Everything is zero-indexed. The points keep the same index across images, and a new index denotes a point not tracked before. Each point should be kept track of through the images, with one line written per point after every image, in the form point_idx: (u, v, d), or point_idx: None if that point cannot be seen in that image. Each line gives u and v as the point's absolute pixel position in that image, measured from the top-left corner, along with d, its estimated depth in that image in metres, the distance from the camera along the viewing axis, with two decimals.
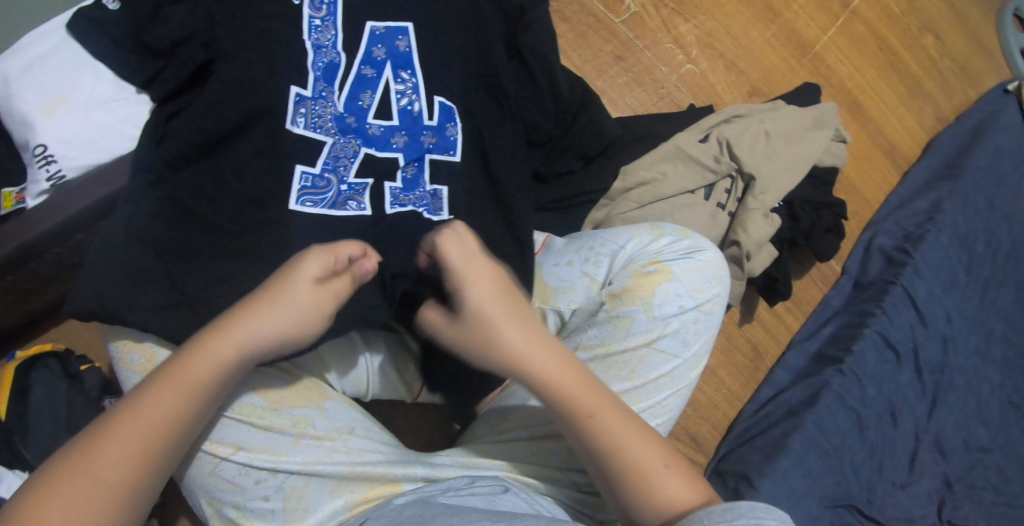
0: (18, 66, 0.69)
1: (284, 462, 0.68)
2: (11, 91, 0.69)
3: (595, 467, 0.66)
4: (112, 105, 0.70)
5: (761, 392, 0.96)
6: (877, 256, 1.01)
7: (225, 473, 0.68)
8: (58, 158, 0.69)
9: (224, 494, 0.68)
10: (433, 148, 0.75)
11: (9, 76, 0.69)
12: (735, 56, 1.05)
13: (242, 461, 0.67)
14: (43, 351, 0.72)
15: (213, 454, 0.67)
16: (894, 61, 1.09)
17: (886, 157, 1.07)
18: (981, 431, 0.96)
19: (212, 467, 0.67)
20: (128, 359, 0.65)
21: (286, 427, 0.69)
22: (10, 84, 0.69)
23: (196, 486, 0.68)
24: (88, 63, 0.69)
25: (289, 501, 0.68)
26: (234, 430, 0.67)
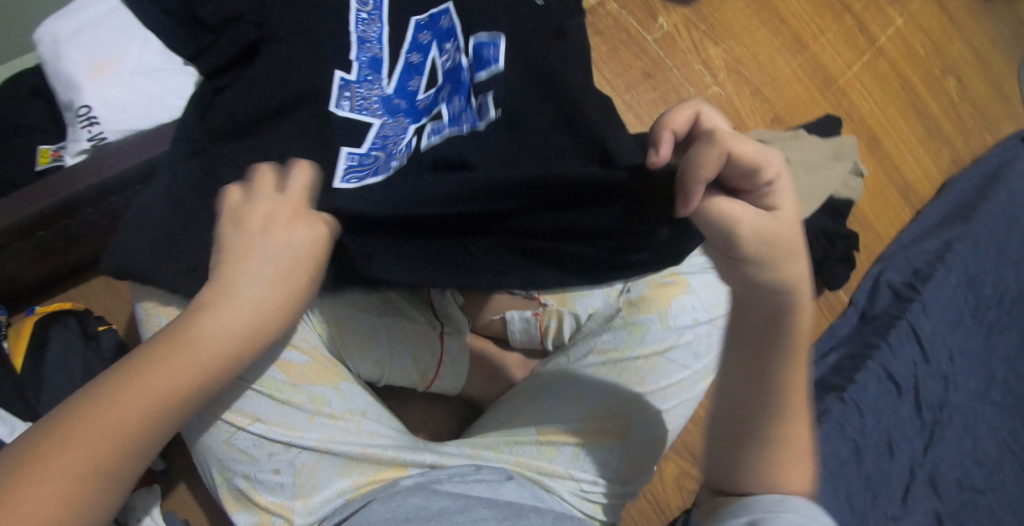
0: (69, 29, 0.72)
1: (299, 437, 0.71)
2: (61, 52, 0.71)
3: (741, 414, 0.63)
4: (159, 74, 0.73)
5: None
6: (886, 290, 1.03)
7: (240, 443, 0.70)
8: (101, 121, 0.71)
9: (236, 464, 0.70)
10: (475, 69, 0.69)
11: (60, 39, 0.72)
12: (760, 82, 1.07)
13: (258, 432, 0.70)
14: (64, 309, 0.73)
15: (231, 424, 0.69)
16: (915, 101, 1.11)
17: (901, 193, 1.09)
18: (975, 471, 0.97)
19: (228, 435, 0.69)
20: (153, 322, 0.66)
21: (303, 403, 0.72)
22: (60, 47, 0.72)
23: (208, 453, 0.70)
24: (139, 34, 0.73)
25: (299, 477, 0.71)
26: (253, 402, 0.70)
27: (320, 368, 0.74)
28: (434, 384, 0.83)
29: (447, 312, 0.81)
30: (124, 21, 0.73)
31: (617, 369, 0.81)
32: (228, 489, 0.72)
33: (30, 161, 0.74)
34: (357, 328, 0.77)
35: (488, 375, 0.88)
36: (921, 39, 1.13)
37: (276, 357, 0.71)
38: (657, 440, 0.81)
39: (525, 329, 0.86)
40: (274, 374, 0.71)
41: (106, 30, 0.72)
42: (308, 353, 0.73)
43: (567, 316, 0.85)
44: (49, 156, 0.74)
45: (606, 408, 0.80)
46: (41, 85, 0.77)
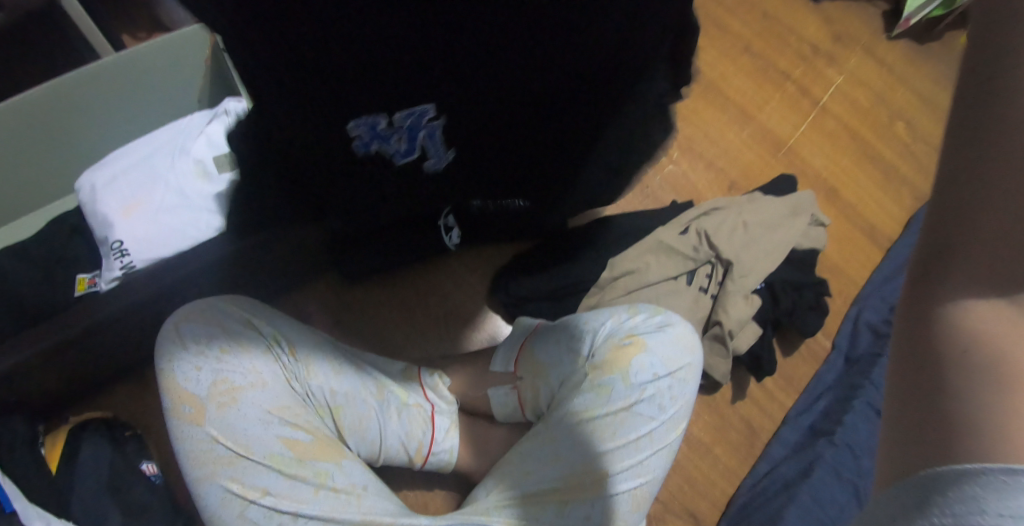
0: (106, 178, 0.89)
1: (306, 507, 0.79)
2: (98, 198, 0.87)
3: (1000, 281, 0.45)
4: (176, 211, 0.88)
5: (757, 467, 0.99)
6: (865, 332, 1.05)
7: (252, 516, 0.77)
8: (131, 252, 0.85)
9: None
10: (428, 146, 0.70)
11: (98, 186, 0.88)
12: (713, 155, 1.15)
13: (269, 504, 0.78)
14: (93, 418, 0.86)
15: (242, 498, 0.77)
16: (867, 149, 1.17)
17: (868, 236, 1.13)
18: None
19: (241, 509, 0.77)
20: (180, 409, 0.78)
21: (308, 477, 0.80)
22: (98, 192, 0.88)
23: None
24: (162, 178, 0.89)
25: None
26: (264, 476, 0.78)
27: (323, 447, 0.83)
28: (428, 459, 0.91)
29: (438, 391, 0.93)
30: (149, 166, 0.90)
31: (590, 427, 0.86)
32: None
33: (69, 289, 0.86)
34: (354, 411, 0.87)
35: (477, 452, 0.93)
36: (864, 91, 1.20)
37: (284, 436, 0.80)
38: (635, 491, 0.85)
39: (507, 402, 0.93)
40: (281, 452, 0.80)
41: (137, 174, 0.89)
42: (313, 433, 0.83)
43: (541, 386, 0.91)
44: (85, 283, 0.86)
45: (582, 465, 0.84)
46: (80, 225, 0.90)
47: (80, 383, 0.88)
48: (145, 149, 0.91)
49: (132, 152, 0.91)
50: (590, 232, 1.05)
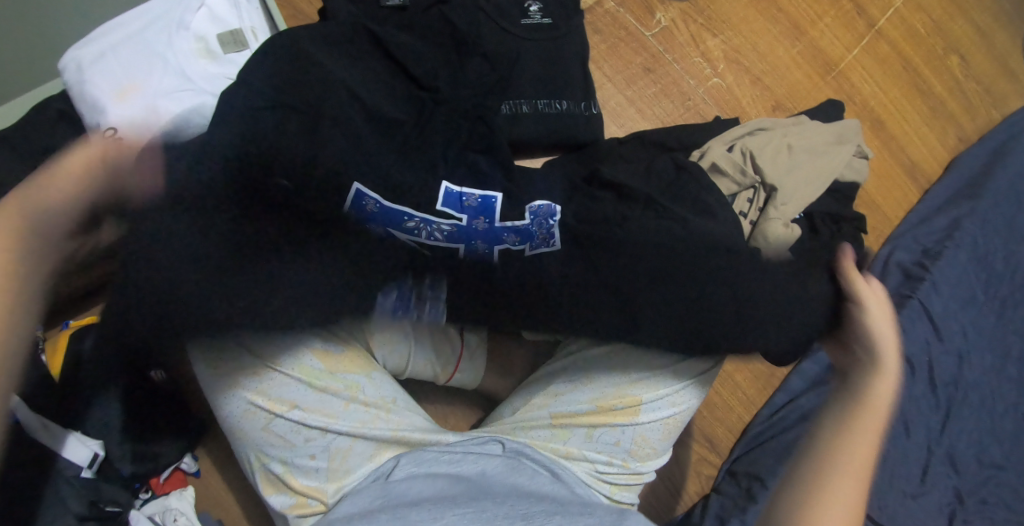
0: (92, 54, 0.80)
1: (336, 423, 0.77)
2: (85, 76, 0.79)
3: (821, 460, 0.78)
4: (179, 94, 0.80)
5: (776, 398, 0.99)
6: (895, 271, 1.03)
7: (278, 429, 0.76)
8: (124, 141, 0.78)
9: (274, 449, 0.77)
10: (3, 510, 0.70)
11: (85, 64, 0.79)
12: (760, 71, 1.09)
13: (296, 418, 0.76)
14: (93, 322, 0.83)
15: (270, 412, 0.76)
16: (917, 81, 1.13)
17: (906, 173, 1.10)
18: (995, 448, 0.98)
19: (266, 422, 0.76)
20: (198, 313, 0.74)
21: (339, 390, 0.78)
22: (84, 72, 0.79)
23: (247, 440, 0.77)
24: (160, 56, 0.81)
25: (333, 461, 0.78)
26: (292, 389, 0.76)
27: (353, 358, 0.80)
28: (454, 377, 0.87)
29: None
30: (145, 42, 0.81)
31: (625, 353, 0.83)
32: (265, 473, 0.79)
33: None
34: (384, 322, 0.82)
35: (502, 372, 0.91)
36: (921, 17, 1.15)
37: (312, 345, 0.77)
38: (667, 420, 0.84)
39: None
40: (311, 362, 0.77)
41: (133, 50, 0.81)
42: (344, 342, 0.79)
43: None
44: None
45: (616, 390, 0.82)
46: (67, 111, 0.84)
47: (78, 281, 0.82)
48: (140, 22, 0.82)
49: (125, 26, 0.81)
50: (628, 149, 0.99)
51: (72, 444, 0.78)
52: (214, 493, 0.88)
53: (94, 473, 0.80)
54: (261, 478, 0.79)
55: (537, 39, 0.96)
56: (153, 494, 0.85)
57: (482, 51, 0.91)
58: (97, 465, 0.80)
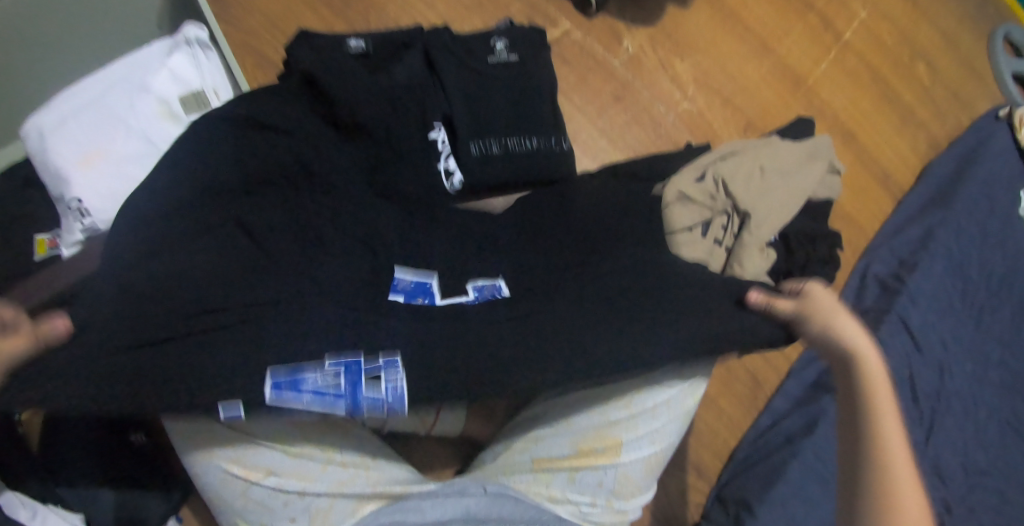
0: (53, 121, 0.78)
1: (313, 485, 0.78)
2: (48, 145, 0.77)
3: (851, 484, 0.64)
4: (143, 159, 0.80)
5: (761, 420, 1.00)
6: (872, 285, 1.03)
7: (255, 495, 0.76)
8: (91, 211, 0.77)
9: (254, 514, 0.78)
10: None
11: (47, 131, 0.77)
12: (730, 92, 1.09)
13: (273, 484, 0.76)
14: None
15: (246, 480, 0.76)
16: (885, 91, 1.13)
17: (880, 184, 1.11)
18: (980, 455, 0.99)
19: (243, 489, 0.76)
20: None
21: (314, 454, 0.78)
22: (46, 139, 0.78)
23: (228, 508, 0.77)
24: (122, 121, 0.80)
25: (314, 522, 0.79)
26: (267, 457, 0.76)
27: (329, 420, 0.79)
28: (435, 428, 0.87)
29: None
30: (106, 108, 0.80)
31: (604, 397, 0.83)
32: None
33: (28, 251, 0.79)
34: None
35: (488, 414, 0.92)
36: (887, 26, 1.15)
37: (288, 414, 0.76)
38: (650, 458, 0.85)
39: None
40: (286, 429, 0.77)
41: (94, 115, 0.79)
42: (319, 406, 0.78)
43: None
44: (45, 246, 0.79)
45: (596, 432, 0.83)
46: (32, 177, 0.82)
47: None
48: (101, 85, 0.81)
49: (85, 91, 0.80)
50: (600, 181, 0.99)
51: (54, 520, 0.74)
52: None
53: None
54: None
55: (506, 76, 0.96)
56: None
57: (448, 112, 0.91)
58: None
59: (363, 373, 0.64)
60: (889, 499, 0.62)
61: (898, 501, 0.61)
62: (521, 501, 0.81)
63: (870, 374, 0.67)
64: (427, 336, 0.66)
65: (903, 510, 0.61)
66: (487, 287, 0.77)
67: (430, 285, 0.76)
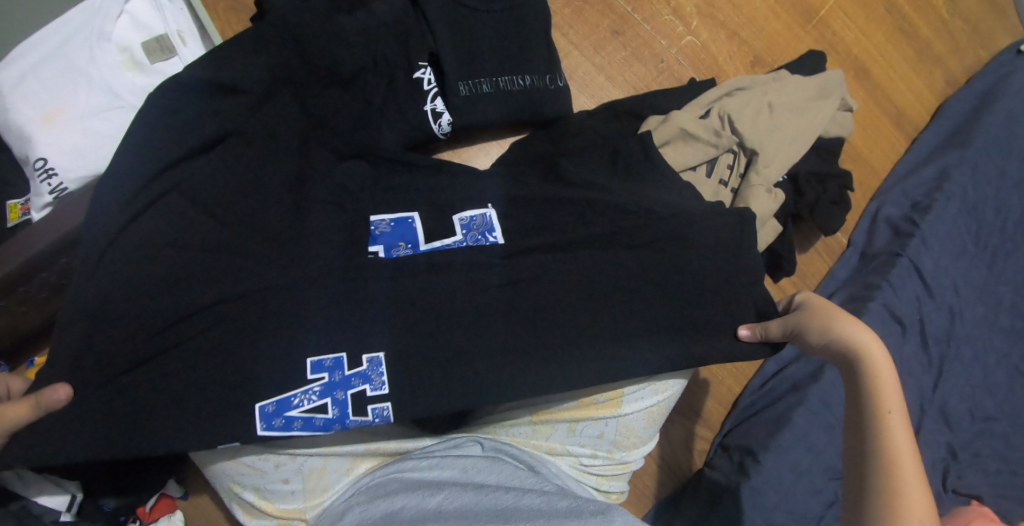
0: (11, 78, 0.72)
1: (304, 447, 0.75)
2: (8, 103, 0.72)
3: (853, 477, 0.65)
4: (109, 113, 0.75)
5: (766, 367, 0.98)
6: (883, 227, 1.01)
7: (245, 458, 0.74)
8: (58, 171, 0.72)
9: (245, 478, 0.75)
10: None
11: (4, 90, 0.72)
12: (736, 25, 1.03)
13: (262, 448, 0.74)
14: None
15: (234, 443, 0.73)
16: (900, 22, 1.07)
17: (893, 122, 1.06)
18: (987, 400, 0.97)
19: (233, 453, 0.74)
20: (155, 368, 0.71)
21: None
22: (5, 96, 0.72)
23: (219, 472, 0.75)
24: (83, 73, 0.74)
25: (309, 482, 0.77)
26: None
27: None
28: None
29: None
30: (65, 60, 0.74)
31: None
32: (241, 502, 0.78)
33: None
34: None
35: None
36: None
37: None
38: (653, 408, 0.82)
39: None
40: None
41: (52, 69, 0.74)
42: None
43: None
44: (18, 212, 0.74)
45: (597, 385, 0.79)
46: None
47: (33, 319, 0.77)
48: (57, 35, 0.74)
49: (40, 42, 0.74)
50: (600, 119, 0.93)
51: (46, 489, 0.76)
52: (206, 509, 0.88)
53: (74, 516, 0.77)
54: (239, 504, 0.79)
55: (495, 10, 0.88)
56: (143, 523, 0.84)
57: (433, 50, 0.85)
58: (76, 507, 0.77)
59: (347, 395, 0.70)
60: (895, 489, 0.63)
61: (905, 492, 0.63)
62: (517, 459, 0.79)
63: (873, 370, 0.68)
64: (409, 345, 0.72)
65: (901, 495, 0.62)
66: (475, 220, 0.79)
67: (413, 223, 0.78)
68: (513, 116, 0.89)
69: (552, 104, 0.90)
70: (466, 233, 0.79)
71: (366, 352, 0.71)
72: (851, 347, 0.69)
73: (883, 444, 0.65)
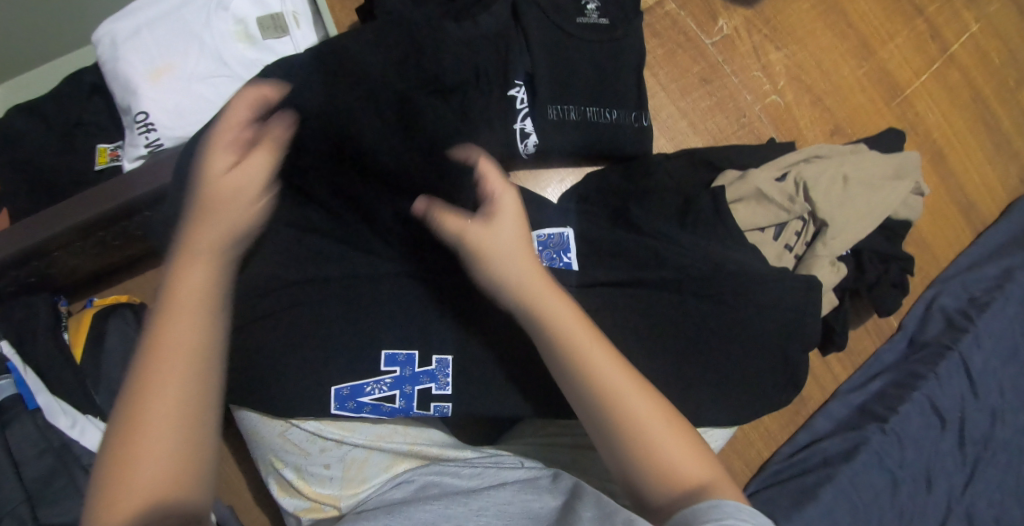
0: (127, 30, 0.74)
1: (351, 436, 0.75)
2: (120, 54, 0.74)
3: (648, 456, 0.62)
4: (214, 80, 0.75)
5: (798, 437, 0.97)
6: (937, 317, 1.00)
7: (294, 437, 0.75)
8: (158, 127, 0.73)
9: (288, 456, 0.76)
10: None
11: (119, 40, 0.74)
12: (822, 91, 1.02)
13: (311, 430, 0.75)
14: (120, 301, 0.81)
15: (286, 421, 0.74)
16: (985, 113, 1.06)
17: (963, 213, 1.05)
18: (1016, 509, 0.96)
19: (282, 430, 0.74)
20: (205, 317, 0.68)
21: None
22: (119, 47, 0.74)
23: (264, 446, 0.76)
24: (196, 37, 0.75)
25: (349, 471, 0.76)
26: None
27: None
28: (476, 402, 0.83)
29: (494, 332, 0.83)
30: (181, 20, 0.75)
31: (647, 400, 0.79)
32: (278, 480, 0.78)
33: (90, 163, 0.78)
34: None
35: None
36: (998, 45, 1.08)
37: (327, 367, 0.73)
38: None
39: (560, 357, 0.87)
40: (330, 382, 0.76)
41: (167, 28, 0.75)
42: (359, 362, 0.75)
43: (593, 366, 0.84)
44: (106, 156, 0.78)
45: None
46: (99, 84, 0.80)
47: (104, 260, 0.79)
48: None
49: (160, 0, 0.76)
50: (677, 164, 0.93)
51: (91, 431, 0.74)
52: (226, 485, 0.88)
53: None
54: (275, 481, 0.78)
55: (594, 39, 0.88)
56: None
57: (529, 71, 0.85)
58: None
59: (414, 390, 0.71)
60: (698, 488, 0.60)
61: (694, 479, 0.61)
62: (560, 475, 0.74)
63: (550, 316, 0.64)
64: (467, 363, 0.72)
65: (694, 477, 0.61)
66: (553, 239, 0.78)
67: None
68: (596, 147, 0.89)
69: (634, 140, 0.90)
70: (543, 247, 0.77)
71: (435, 353, 0.72)
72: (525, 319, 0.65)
73: (616, 417, 0.62)
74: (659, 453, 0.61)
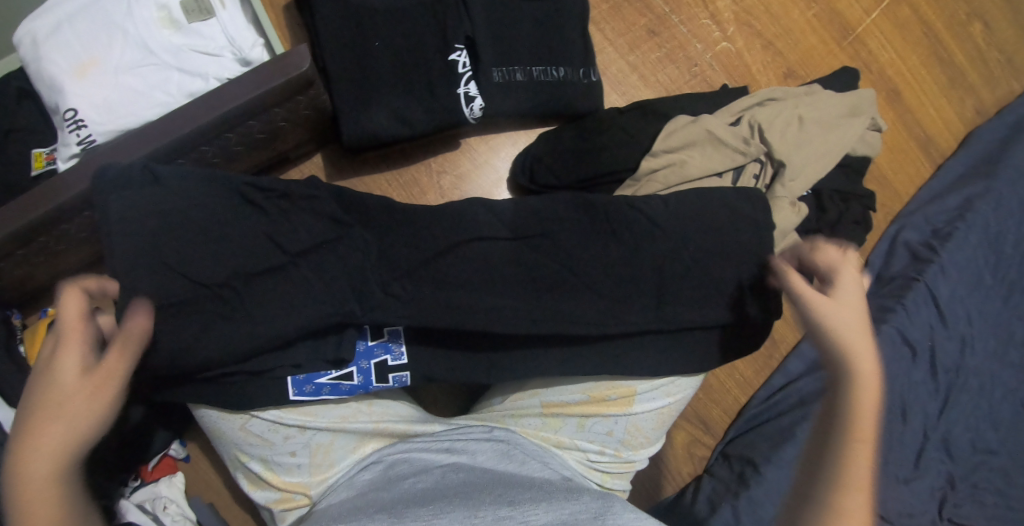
0: (47, 28, 0.76)
1: (314, 421, 0.76)
2: (42, 53, 0.75)
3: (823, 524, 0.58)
4: (141, 70, 0.76)
5: (773, 380, 0.97)
6: (902, 251, 1.01)
7: (255, 429, 0.75)
8: (88, 123, 0.74)
9: (253, 448, 0.76)
10: None
11: (40, 39, 0.76)
12: (773, 35, 1.02)
13: (273, 418, 0.75)
14: None
15: (245, 413, 0.75)
16: (937, 48, 1.06)
17: (921, 148, 1.06)
18: (991, 434, 0.96)
19: (243, 422, 0.75)
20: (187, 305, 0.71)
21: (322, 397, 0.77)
22: (41, 47, 0.76)
23: (227, 441, 0.76)
24: (119, 27, 0.76)
25: (315, 457, 0.77)
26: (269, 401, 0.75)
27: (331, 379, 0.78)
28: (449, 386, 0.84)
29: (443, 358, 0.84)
30: (99, 12, 0.77)
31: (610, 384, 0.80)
32: (247, 475, 0.78)
33: (26, 166, 0.78)
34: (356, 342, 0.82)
35: None
36: None
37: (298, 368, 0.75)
38: (663, 410, 0.82)
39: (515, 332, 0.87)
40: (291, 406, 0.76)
41: (89, 22, 0.76)
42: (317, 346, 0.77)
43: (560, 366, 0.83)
44: (42, 160, 0.78)
45: (609, 381, 0.80)
46: (26, 88, 0.80)
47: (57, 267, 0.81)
48: None
49: None
50: (629, 119, 0.92)
51: None
52: (205, 476, 0.89)
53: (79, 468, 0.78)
54: (244, 476, 0.78)
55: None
56: (143, 481, 0.85)
57: (469, 34, 0.84)
58: (81, 459, 0.78)
59: (371, 365, 0.76)
60: None
61: None
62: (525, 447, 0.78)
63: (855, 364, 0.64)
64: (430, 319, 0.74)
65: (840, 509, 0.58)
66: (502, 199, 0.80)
67: None
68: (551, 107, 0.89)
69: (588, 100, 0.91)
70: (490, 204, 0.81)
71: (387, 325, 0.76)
72: (861, 406, 0.62)
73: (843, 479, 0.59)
74: (846, 498, 0.59)
